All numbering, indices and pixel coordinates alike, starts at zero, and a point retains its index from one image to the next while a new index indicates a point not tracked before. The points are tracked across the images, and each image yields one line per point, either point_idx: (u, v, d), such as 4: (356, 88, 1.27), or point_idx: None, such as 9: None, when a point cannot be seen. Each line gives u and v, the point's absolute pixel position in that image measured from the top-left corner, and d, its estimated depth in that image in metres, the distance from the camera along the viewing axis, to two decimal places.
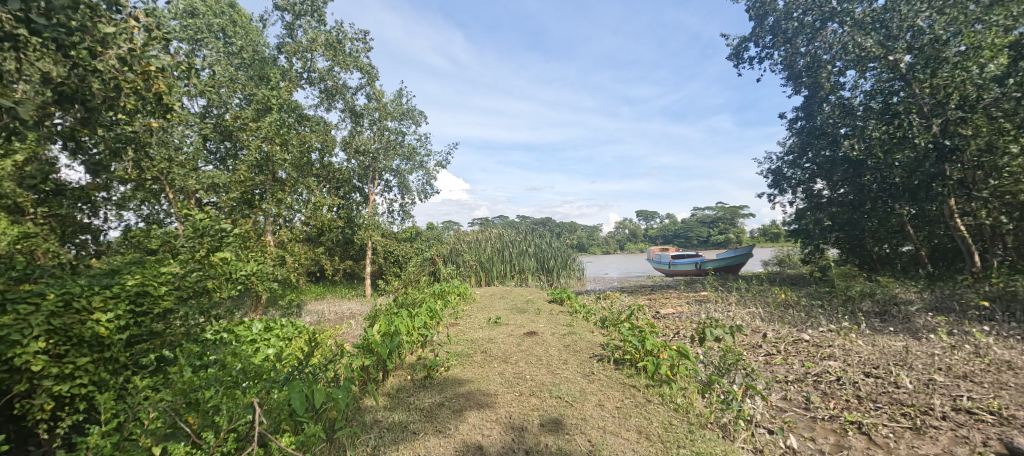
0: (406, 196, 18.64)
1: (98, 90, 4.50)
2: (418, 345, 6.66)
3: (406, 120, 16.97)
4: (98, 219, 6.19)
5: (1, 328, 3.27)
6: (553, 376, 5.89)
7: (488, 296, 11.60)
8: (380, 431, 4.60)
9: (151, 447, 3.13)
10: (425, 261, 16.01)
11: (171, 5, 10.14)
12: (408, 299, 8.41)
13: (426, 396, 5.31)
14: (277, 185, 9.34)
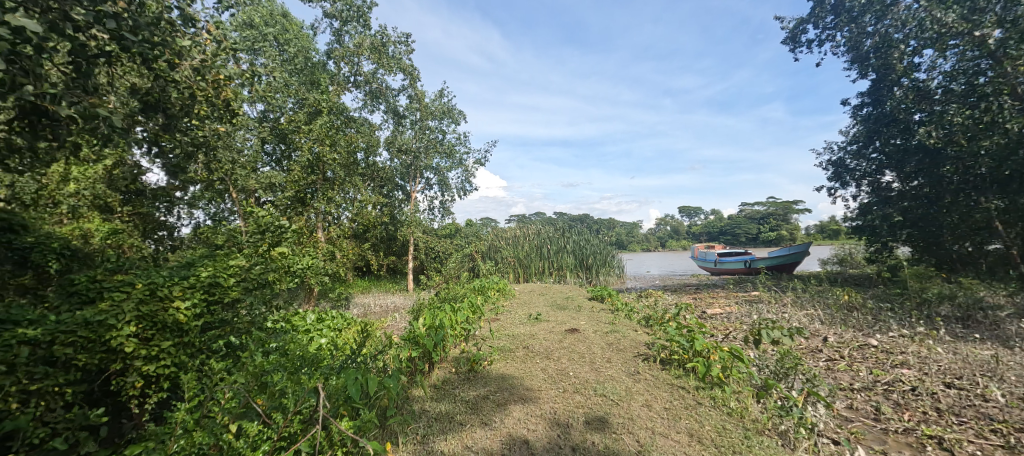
0: (447, 194, 19.02)
1: (176, 99, 4.82)
2: (461, 339, 6.74)
3: (447, 119, 17.29)
4: (173, 217, 6.83)
5: (100, 313, 3.67)
6: (597, 374, 5.82)
7: (527, 292, 11.64)
8: (428, 420, 4.73)
9: (229, 424, 3.34)
10: (463, 257, 16.33)
11: (232, 19, 10.98)
12: (449, 295, 8.62)
13: (470, 389, 5.41)
14: (327, 185, 9.92)
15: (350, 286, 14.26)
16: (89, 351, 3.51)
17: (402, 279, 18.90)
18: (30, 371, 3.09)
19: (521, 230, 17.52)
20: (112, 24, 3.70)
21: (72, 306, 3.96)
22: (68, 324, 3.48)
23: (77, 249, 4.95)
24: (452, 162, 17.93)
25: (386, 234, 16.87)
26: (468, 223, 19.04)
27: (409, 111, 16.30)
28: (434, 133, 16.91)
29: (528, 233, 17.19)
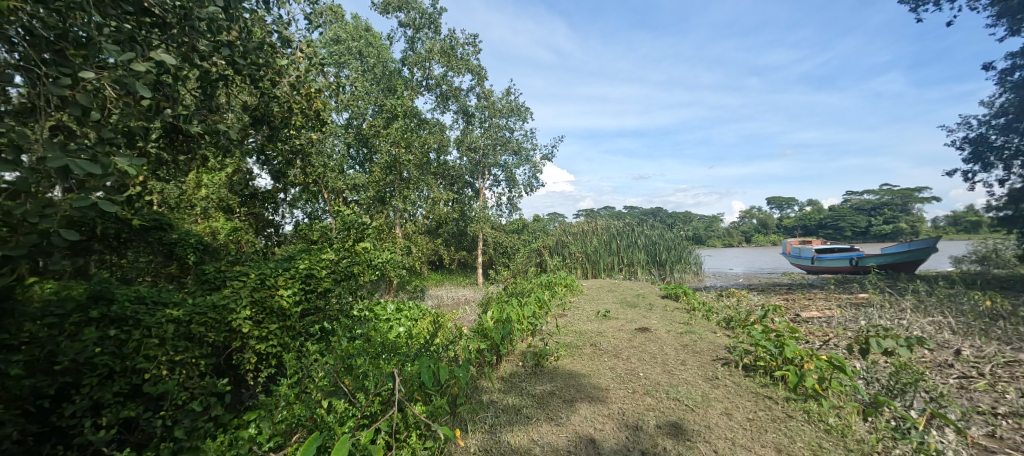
0: (515, 190, 19.29)
1: (277, 113, 4.77)
2: (528, 333, 6.75)
3: (515, 116, 17.50)
4: (278, 216, 7.73)
5: (224, 297, 4.24)
6: (670, 376, 5.39)
7: (596, 289, 11.39)
8: (495, 411, 4.59)
9: (321, 400, 3.10)
10: (532, 252, 16.47)
11: (321, 38, 12.16)
12: (515, 289, 8.78)
13: (537, 384, 5.25)
14: (404, 184, 11.20)
15: (423, 278, 15.08)
16: (216, 329, 4.02)
17: (473, 273, 19.57)
18: (176, 344, 3.64)
19: (589, 224, 17.13)
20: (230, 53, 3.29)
21: (202, 292, 4.61)
22: (199, 308, 4.00)
23: (208, 244, 5.57)
24: (520, 159, 18.15)
25: (457, 229, 17.57)
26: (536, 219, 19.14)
27: (479, 110, 16.77)
28: (502, 131, 17.33)
29: (595, 227, 16.79)
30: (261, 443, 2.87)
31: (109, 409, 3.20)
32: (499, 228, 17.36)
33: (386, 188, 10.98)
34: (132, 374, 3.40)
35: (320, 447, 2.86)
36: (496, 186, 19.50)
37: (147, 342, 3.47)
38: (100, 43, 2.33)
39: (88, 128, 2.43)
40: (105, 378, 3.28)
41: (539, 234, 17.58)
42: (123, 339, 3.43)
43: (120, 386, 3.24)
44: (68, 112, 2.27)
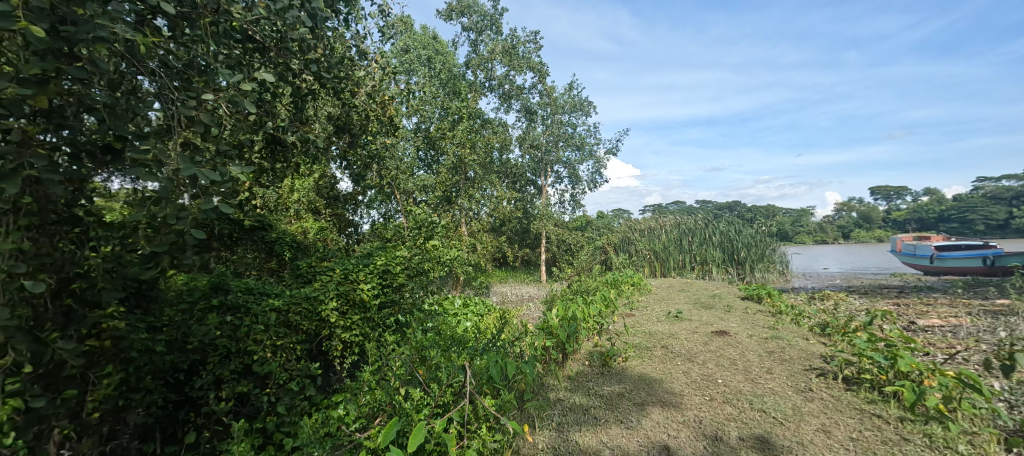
0: (578, 186, 19.14)
1: (356, 120, 4.91)
2: (595, 333, 6.68)
3: (576, 112, 17.29)
4: (356, 216, 8.31)
5: (315, 290, 4.62)
6: (753, 386, 4.95)
7: (666, 288, 10.97)
8: (563, 409, 4.53)
9: (399, 388, 3.32)
10: (595, 250, 16.26)
11: (392, 47, 12.85)
12: (581, 287, 8.76)
13: (605, 384, 5.12)
14: (468, 184, 11.83)
15: (488, 275, 15.40)
16: (309, 318, 4.44)
17: (536, 270, 19.68)
18: (278, 331, 4.08)
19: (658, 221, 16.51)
20: (318, 69, 3.49)
21: (296, 284, 5.06)
22: (296, 298, 4.42)
23: (300, 243, 6.10)
24: (583, 155, 17.91)
25: (519, 227, 17.76)
26: (600, 215, 18.81)
27: (540, 107, 16.82)
28: (564, 127, 17.25)
29: (663, 223, 16.18)
30: (348, 422, 3.12)
31: (228, 384, 3.70)
32: (562, 226, 17.34)
33: (451, 187, 11.41)
34: (243, 354, 3.87)
35: (400, 433, 2.98)
36: (558, 183, 19.45)
37: (255, 328, 3.91)
38: (217, 67, 2.58)
39: (210, 142, 2.66)
40: (224, 355, 3.80)
41: (603, 231, 17.25)
42: (236, 325, 3.92)
43: (235, 365, 3.72)
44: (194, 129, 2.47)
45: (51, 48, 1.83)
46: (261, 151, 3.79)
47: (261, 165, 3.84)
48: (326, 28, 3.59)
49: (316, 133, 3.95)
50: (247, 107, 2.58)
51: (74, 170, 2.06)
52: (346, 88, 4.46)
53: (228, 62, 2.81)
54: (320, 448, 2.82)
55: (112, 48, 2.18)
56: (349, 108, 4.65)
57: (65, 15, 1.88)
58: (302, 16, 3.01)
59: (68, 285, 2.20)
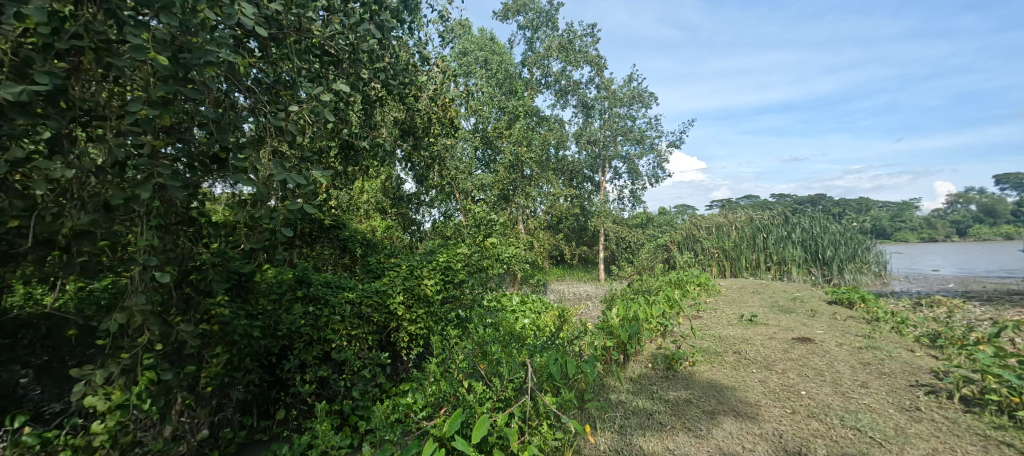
0: (638, 182, 18.61)
1: (420, 123, 5.08)
2: (659, 334, 6.27)
3: (635, 104, 16.83)
4: (419, 215, 8.63)
5: (384, 284, 4.86)
6: (843, 400, 4.22)
7: (736, 289, 10.40)
8: (625, 412, 4.22)
9: (462, 380, 3.43)
10: (657, 248, 15.75)
11: (451, 50, 13.24)
12: (642, 286, 8.54)
13: (669, 389, 4.70)
14: (525, 182, 11.94)
15: (545, 273, 15.45)
16: (379, 311, 4.71)
17: (594, 269, 19.43)
18: (352, 321, 4.46)
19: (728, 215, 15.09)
20: (386, 76, 3.66)
21: (367, 279, 5.32)
22: (368, 291, 4.71)
23: (370, 240, 6.43)
24: (642, 149, 17.40)
25: (577, 224, 17.64)
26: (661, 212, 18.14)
27: (598, 102, 16.54)
28: (623, 121, 16.84)
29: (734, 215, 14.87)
30: (415, 410, 3.27)
31: (311, 367, 4.30)
32: (621, 223, 16.95)
33: (508, 186, 11.60)
34: (323, 341, 4.39)
35: (464, 423, 3.09)
36: (617, 178, 19.07)
37: (333, 318, 4.36)
38: (301, 81, 2.82)
39: (295, 149, 2.89)
40: (307, 342, 4.35)
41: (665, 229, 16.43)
42: (317, 315, 4.39)
43: (317, 351, 4.28)
44: (284, 138, 2.71)
45: (172, 72, 2.06)
46: (337, 157, 3.91)
47: (338, 171, 4.00)
48: (392, 37, 3.75)
49: (383, 137, 4.17)
50: (326, 116, 2.78)
51: (190, 178, 2.36)
52: (410, 93, 4.65)
53: (309, 76, 3.07)
54: (390, 433, 3.02)
55: (220, 70, 2.43)
56: (412, 112, 4.87)
57: (183, 43, 2.10)
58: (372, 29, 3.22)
59: (186, 276, 2.65)
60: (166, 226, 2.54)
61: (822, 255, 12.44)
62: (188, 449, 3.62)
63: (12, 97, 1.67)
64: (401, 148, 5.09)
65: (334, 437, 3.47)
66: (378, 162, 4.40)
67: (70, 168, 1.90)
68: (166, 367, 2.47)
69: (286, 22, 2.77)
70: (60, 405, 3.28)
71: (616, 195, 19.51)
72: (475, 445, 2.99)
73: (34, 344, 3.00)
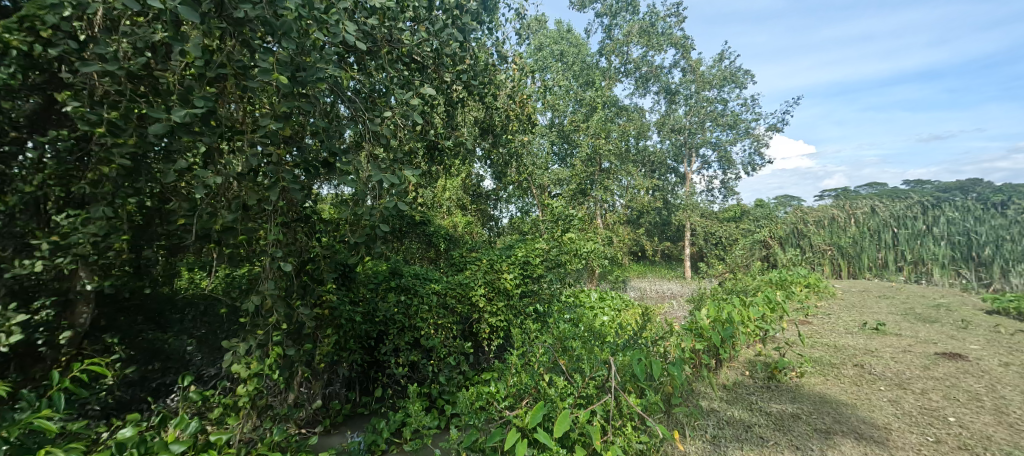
0: (729, 171, 17.41)
1: (499, 120, 5.15)
2: (757, 340, 5.23)
3: (728, 85, 15.73)
4: (497, 210, 8.84)
5: (467, 278, 5.06)
6: (1011, 434, 3.30)
7: (855, 292, 8.68)
8: (718, 421, 3.72)
9: (543, 374, 3.46)
10: (752, 244, 13.14)
11: (529, 45, 13.38)
12: (737, 285, 7.97)
13: (772, 401, 4.02)
14: (603, 175, 11.76)
15: (624, 269, 15.11)
16: (462, 303, 4.92)
17: (678, 266, 18.56)
18: (439, 311, 4.75)
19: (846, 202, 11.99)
20: (468, 77, 3.78)
21: (450, 272, 5.56)
22: (452, 283, 4.96)
23: (452, 234, 6.70)
24: (734, 135, 16.22)
25: (659, 218, 16.99)
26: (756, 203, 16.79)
27: (684, 86, 15.74)
28: (713, 105, 15.84)
29: (855, 198, 12.02)
30: (497, 399, 3.36)
31: (404, 352, 4.68)
32: (710, 216, 15.95)
33: (586, 179, 11.53)
34: (414, 328, 4.75)
35: (545, 417, 3.00)
36: (705, 168, 17.97)
37: (422, 308, 4.68)
38: (393, 89, 3.05)
39: (389, 151, 3.09)
40: (401, 328, 4.74)
41: (761, 222, 13.72)
42: (408, 304, 4.74)
43: (408, 338, 4.65)
44: (378, 141, 2.94)
45: (291, 89, 2.37)
46: (423, 157, 4.13)
47: (424, 170, 4.22)
48: (472, 38, 3.87)
49: (464, 136, 4.31)
50: (414, 119, 2.96)
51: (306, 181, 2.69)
52: (489, 91, 4.77)
53: (399, 83, 3.31)
54: (475, 419, 3.19)
55: (327, 84, 2.73)
56: (491, 111, 4.93)
57: (298, 62, 2.39)
58: (455, 33, 3.35)
59: (304, 266, 3.04)
60: (289, 223, 2.89)
61: (977, 254, 9.22)
62: (305, 416, 4.13)
63: (179, 120, 2.08)
64: (480, 146, 5.21)
65: (424, 418, 3.73)
66: (461, 159, 4.55)
67: (218, 175, 2.31)
68: (288, 344, 2.85)
69: (380, 36, 3.03)
70: (215, 370, 4.09)
71: (704, 186, 18.42)
72: (557, 441, 2.91)
73: (197, 319, 3.94)
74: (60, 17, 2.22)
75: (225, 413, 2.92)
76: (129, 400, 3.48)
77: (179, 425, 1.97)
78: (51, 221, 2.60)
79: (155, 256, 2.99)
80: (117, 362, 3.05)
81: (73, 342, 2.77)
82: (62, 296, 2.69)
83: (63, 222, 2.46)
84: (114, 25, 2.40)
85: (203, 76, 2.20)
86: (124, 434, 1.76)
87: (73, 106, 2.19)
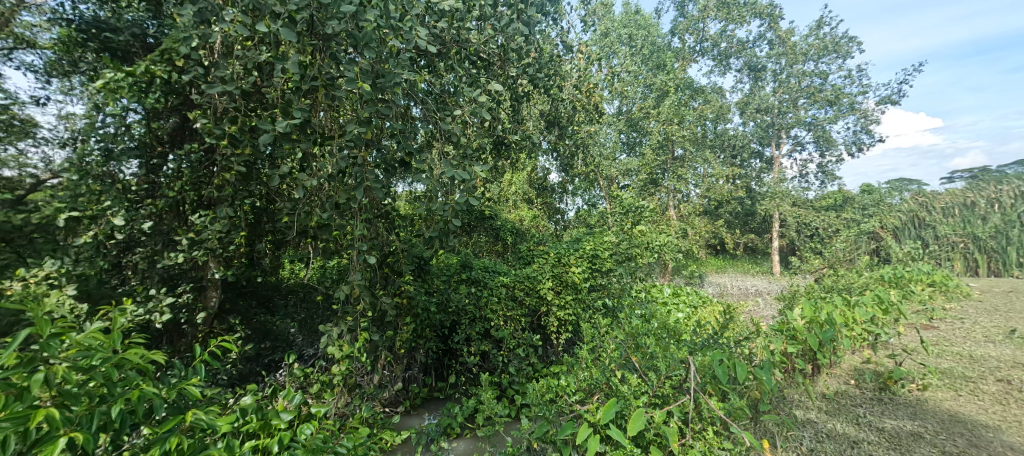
0: (829, 153, 15.82)
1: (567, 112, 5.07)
2: (864, 345, 4.28)
3: (828, 55, 14.26)
4: (564, 203, 8.79)
5: (535, 271, 5.09)
6: None
7: (997, 293, 7.10)
8: (816, 434, 3.13)
9: (615, 370, 3.30)
10: (860, 236, 11.03)
11: (599, 30, 13.13)
12: (837, 279, 7.27)
13: (888, 416, 3.31)
14: (677, 164, 11.28)
15: (701, 263, 14.45)
16: (532, 295, 4.99)
17: (764, 260, 17.32)
18: (509, 304, 4.85)
19: (985, 184, 9.90)
20: (534, 71, 3.79)
21: (518, 265, 5.64)
22: (520, 276, 5.06)
23: (519, 228, 6.77)
24: (835, 112, 14.69)
25: (741, 208, 15.97)
26: (864, 190, 15.08)
27: (773, 60, 14.60)
28: (808, 79, 14.48)
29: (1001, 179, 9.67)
30: (569, 393, 3.33)
31: (476, 342, 4.85)
32: (802, 204, 14.65)
33: (658, 168, 11.19)
34: (483, 319, 4.89)
35: (619, 414, 2.90)
36: (798, 151, 16.50)
37: (492, 299, 4.81)
38: (462, 88, 3.15)
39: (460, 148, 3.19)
40: (472, 319, 4.90)
41: (870, 212, 11.63)
42: (478, 296, 4.90)
43: (480, 328, 4.80)
44: (451, 138, 3.06)
45: (372, 95, 2.55)
46: (490, 152, 4.22)
47: (492, 165, 4.31)
48: (538, 31, 3.86)
49: (530, 130, 4.32)
50: (483, 115, 3.03)
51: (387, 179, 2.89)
52: (556, 82, 4.74)
53: (467, 81, 3.42)
54: (547, 411, 3.20)
55: (402, 88, 2.91)
56: (557, 102, 4.85)
57: (377, 70, 2.57)
58: (520, 26, 3.35)
59: (386, 259, 3.27)
60: (373, 219, 3.09)
61: None
62: (388, 398, 4.44)
63: (281, 130, 2.35)
64: (546, 138, 5.18)
65: (496, 406, 3.84)
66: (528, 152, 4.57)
67: (314, 176, 2.56)
68: (373, 330, 3.09)
69: (448, 37, 3.16)
70: (313, 350, 4.49)
71: (797, 171, 16.95)
72: (631, 439, 2.77)
73: (297, 305, 4.44)
74: (190, 48, 2.64)
75: (323, 390, 3.29)
76: (247, 373, 3.96)
77: (288, 396, 2.13)
78: (189, 220, 3.18)
79: (265, 249, 3.42)
80: (238, 340, 3.54)
81: (205, 321, 3.32)
82: (198, 283, 3.27)
83: (196, 220, 2.96)
84: (230, 50, 2.78)
85: (299, 89, 2.48)
86: (245, 399, 1.97)
87: (203, 123, 2.61)
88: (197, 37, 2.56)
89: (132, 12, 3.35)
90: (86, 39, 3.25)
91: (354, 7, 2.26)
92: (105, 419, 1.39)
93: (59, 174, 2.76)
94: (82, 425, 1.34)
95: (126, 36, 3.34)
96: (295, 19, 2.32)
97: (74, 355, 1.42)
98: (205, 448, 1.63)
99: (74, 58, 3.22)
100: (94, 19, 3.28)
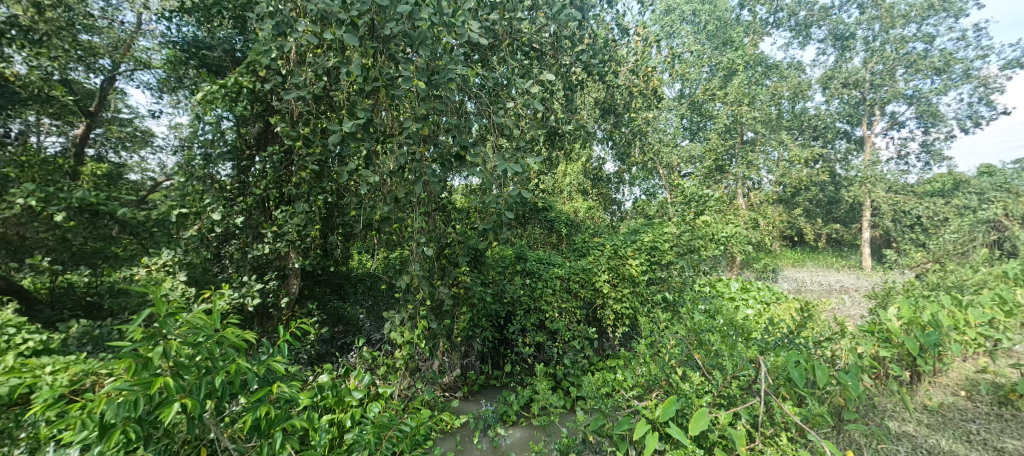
0: (939, 127, 14.15)
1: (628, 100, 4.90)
2: (980, 352, 3.80)
3: (935, 14, 12.76)
4: (620, 193, 8.56)
5: (595, 263, 5.03)
6: None
7: None
8: (914, 449, 2.85)
9: (675, 367, 3.19)
10: (978, 224, 9.62)
11: (664, 8, 12.64)
12: (948, 275, 6.52)
13: (1011, 438, 2.96)
14: (748, 149, 10.71)
15: (776, 257, 13.63)
16: (587, 288, 4.96)
17: (850, 253, 16.04)
18: (564, 295, 4.86)
19: None
20: (588, 59, 3.69)
21: (573, 257, 5.62)
22: (575, 269, 5.06)
23: (573, 220, 6.73)
24: (943, 82, 13.19)
25: (821, 195, 14.83)
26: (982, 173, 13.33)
27: (865, 25, 13.31)
28: (909, 45, 13.01)
29: None
30: (626, 387, 3.28)
31: (531, 332, 4.91)
32: (899, 190, 13.29)
33: (725, 154, 10.66)
34: (538, 310, 4.94)
35: (679, 412, 2.81)
36: (895, 129, 15.01)
37: (546, 291, 4.84)
38: (514, 80, 3.17)
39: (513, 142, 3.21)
40: (527, 310, 4.97)
41: (991, 197, 10.07)
42: (533, 287, 4.96)
43: (535, 319, 4.86)
44: (504, 132, 3.08)
45: (428, 92, 2.65)
46: (544, 143, 4.19)
47: (546, 156, 4.28)
48: (593, 17, 3.78)
49: (584, 120, 4.24)
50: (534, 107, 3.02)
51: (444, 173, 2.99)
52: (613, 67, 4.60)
53: (520, 73, 3.42)
54: (604, 405, 3.17)
55: (456, 85, 3.00)
56: (612, 89, 4.71)
57: (433, 67, 2.66)
58: (572, 13, 3.29)
59: (443, 251, 3.39)
60: (430, 212, 3.21)
61: None
62: (447, 383, 4.63)
63: (348, 130, 2.51)
64: (602, 126, 5.06)
65: (552, 396, 3.86)
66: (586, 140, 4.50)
67: (378, 172, 2.72)
68: (432, 318, 3.25)
69: (499, 30, 3.19)
70: (380, 334, 4.57)
71: (894, 152, 15.42)
72: (692, 439, 2.67)
73: (364, 293, 4.73)
74: (270, 58, 2.89)
75: (389, 372, 3.49)
76: (324, 353, 4.28)
77: (358, 376, 2.28)
78: (272, 215, 3.43)
79: (336, 241, 3.67)
80: (315, 324, 3.86)
81: (287, 306, 3.64)
82: (281, 271, 3.55)
83: (276, 213, 3.25)
84: (303, 58, 2.99)
85: (363, 91, 2.65)
86: (322, 378, 2.15)
87: (281, 126, 2.87)
88: (275, 47, 2.80)
89: (222, 30, 3.67)
90: (187, 57, 3.82)
91: (409, 6, 2.35)
92: (210, 387, 1.57)
93: (171, 175, 3.20)
94: (192, 392, 1.53)
95: (219, 53, 3.73)
96: (358, 23, 2.46)
97: (185, 332, 1.60)
98: (290, 418, 1.81)
99: (179, 73, 3.85)
100: (194, 39, 3.76)
